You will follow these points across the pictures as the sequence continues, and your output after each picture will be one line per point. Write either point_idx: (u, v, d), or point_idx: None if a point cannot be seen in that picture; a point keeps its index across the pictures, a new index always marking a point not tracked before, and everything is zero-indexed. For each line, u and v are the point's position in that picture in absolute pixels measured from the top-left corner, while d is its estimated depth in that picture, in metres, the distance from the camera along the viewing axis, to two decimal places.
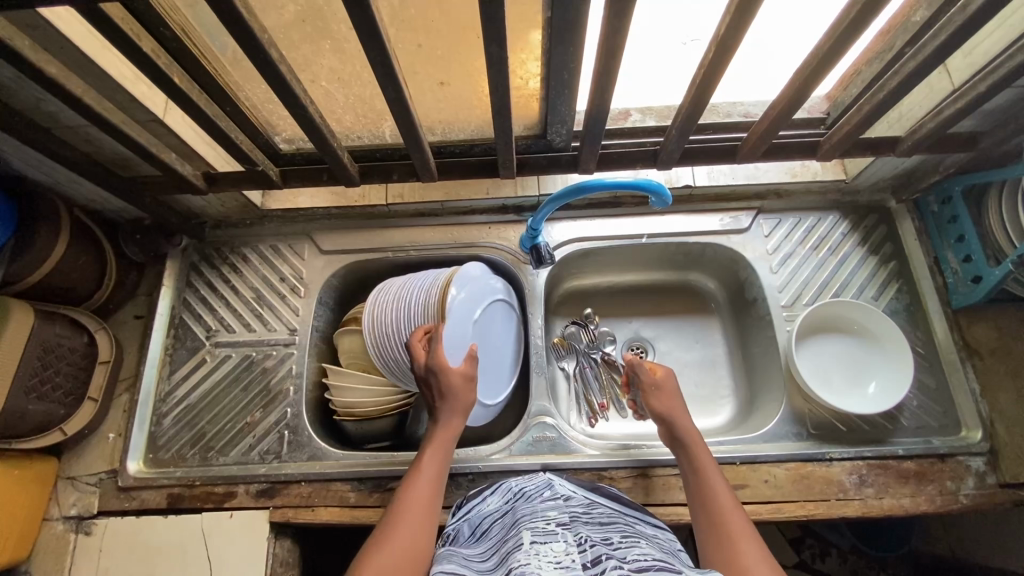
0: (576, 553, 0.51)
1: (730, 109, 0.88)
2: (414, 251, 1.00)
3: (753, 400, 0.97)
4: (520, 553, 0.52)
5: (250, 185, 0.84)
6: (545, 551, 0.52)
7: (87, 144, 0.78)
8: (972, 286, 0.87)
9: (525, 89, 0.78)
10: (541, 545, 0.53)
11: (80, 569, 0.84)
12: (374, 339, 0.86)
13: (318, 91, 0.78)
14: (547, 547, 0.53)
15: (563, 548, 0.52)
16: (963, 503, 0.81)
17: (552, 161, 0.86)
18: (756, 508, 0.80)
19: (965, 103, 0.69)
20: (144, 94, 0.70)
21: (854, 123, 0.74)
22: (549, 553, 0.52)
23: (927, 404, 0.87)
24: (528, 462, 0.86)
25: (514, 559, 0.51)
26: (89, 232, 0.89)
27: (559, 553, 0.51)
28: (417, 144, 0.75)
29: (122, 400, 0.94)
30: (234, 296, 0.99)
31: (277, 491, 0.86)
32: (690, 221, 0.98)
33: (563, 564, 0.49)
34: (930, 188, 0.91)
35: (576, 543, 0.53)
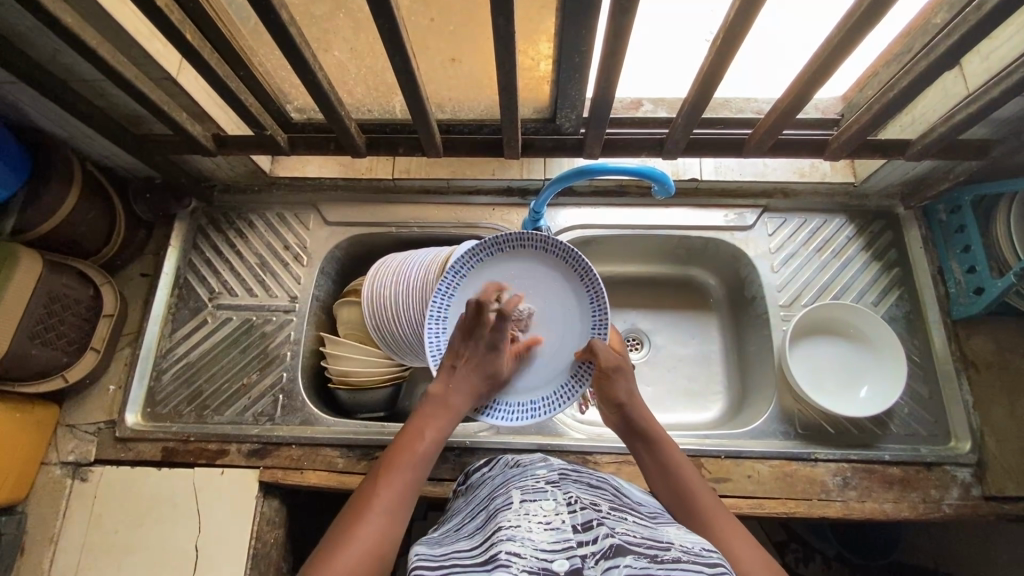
0: (567, 514, 0.49)
1: (743, 104, 0.88)
2: (417, 228, 1.00)
3: (745, 398, 0.98)
4: (509, 514, 0.50)
5: (258, 150, 0.85)
6: (534, 511, 0.50)
7: (102, 99, 0.79)
8: (973, 297, 0.86)
9: (536, 71, 0.77)
10: (530, 504, 0.51)
11: (74, 513, 0.87)
12: (372, 310, 0.87)
13: (329, 61, 0.78)
14: (537, 506, 0.51)
15: (552, 507, 0.50)
16: (945, 512, 0.80)
17: (559, 144, 0.85)
18: (737, 501, 0.81)
19: (979, 106, 0.68)
20: (158, 52, 0.71)
21: (863, 123, 0.74)
22: (537, 513, 0.50)
23: (919, 412, 0.87)
24: (514, 440, 0.87)
25: (503, 519, 0.49)
26: (100, 188, 0.90)
27: (548, 513, 0.49)
28: (423, 119, 0.76)
29: (124, 353, 0.96)
30: (239, 261, 1.01)
31: (268, 452, 0.88)
32: (694, 215, 0.97)
33: (553, 525, 0.47)
34: (939, 195, 0.90)
35: (566, 501, 0.51)
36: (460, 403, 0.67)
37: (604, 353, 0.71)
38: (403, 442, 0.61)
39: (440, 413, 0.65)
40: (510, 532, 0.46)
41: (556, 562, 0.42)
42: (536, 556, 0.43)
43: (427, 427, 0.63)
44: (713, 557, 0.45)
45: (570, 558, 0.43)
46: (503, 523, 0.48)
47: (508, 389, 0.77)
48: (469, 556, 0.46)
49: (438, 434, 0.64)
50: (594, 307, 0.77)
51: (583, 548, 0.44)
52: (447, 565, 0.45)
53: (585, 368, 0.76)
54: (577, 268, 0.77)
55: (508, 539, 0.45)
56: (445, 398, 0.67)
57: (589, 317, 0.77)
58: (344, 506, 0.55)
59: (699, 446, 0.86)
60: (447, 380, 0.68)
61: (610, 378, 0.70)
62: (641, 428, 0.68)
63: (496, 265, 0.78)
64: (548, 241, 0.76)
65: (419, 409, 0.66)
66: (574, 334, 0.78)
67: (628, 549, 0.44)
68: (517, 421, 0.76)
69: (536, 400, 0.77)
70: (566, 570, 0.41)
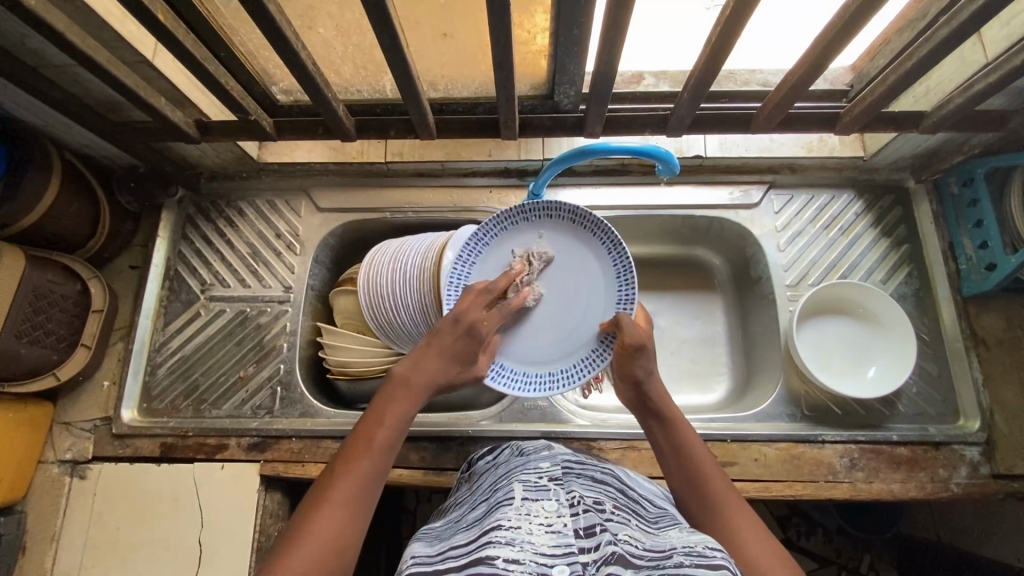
0: (568, 517, 0.47)
1: (748, 77, 0.85)
2: (413, 212, 0.97)
3: (749, 379, 0.96)
4: (509, 512, 0.49)
5: (244, 136, 0.81)
6: (536, 511, 0.49)
7: (77, 86, 0.75)
8: (986, 273, 0.84)
9: (532, 45, 0.73)
10: (532, 504, 0.50)
11: (74, 510, 0.86)
12: (369, 300, 0.84)
13: (314, 39, 0.74)
14: (538, 506, 0.49)
15: (554, 508, 0.49)
16: (953, 491, 0.80)
17: (557, 123, 0.82)
18: (744, 485, 0.80)
19: (1000, 75, 0.65)
20: (132, 34, 0.67)
21: (877, 94, 0.70)
22: (539, 513, 0.48)
23: (927, 391, 0.86)
24: (517, 428, 0.86)
25: (503, 517, 0.48)
26: (82, 178, 0.87)
27: (549, 514, 0.48)
28: (415, 100, 0.73)
29: (117, 348, 0.94)
30: (229, 251, 0.98)
31: (268, 446, 0.87)
32: (699, 193, 0.94)
33: (554, 528, 0.46)
34: (952, 168, 0.86)
35: (568, 502, 0.50)
36: (424, 385, 0.61)
37: (630, 328, 0.67)
38: (362, 432, 0.56)
39: (400, 398, 0.59)
40: (510, 534, 0.45)
41: (555, 569, 0.41)
42: (535, 561, 0.42)
43: (387, 413, 0.58)
44: (717, 556, 0.43)
45: (570, 565, 0.42)
46: (502, 522, 0.47)
47: (526, 359, 0.74)
48: (466, 553, 0.45)
49: (403, 420, 0.58)
50: (620, 283, 0.73)
51: (584, 556, 0.43)
52: (443, 563, 0.45)
53: (607, 345, 0.73)
54: (606, 241, 0.73)
55: (506, 542, 0.44)
56: (409, 381, 0.61)
57: (614, 293, 0.74)
58: (298, 507, 0.50)
59: (704, 430, 0.85)
60: (413, 363, 0.62)
61: (628, 356, 0.66)
62: (656, 407, 0.66)
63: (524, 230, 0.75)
64: (577, 212, 0.73)
65: (379, 394, 0.60)
66: (597, 309, 0.74)
67: (629, 559, 0.42)
68: (534, 391, 0.73)
69: (556, 371, 0.74)
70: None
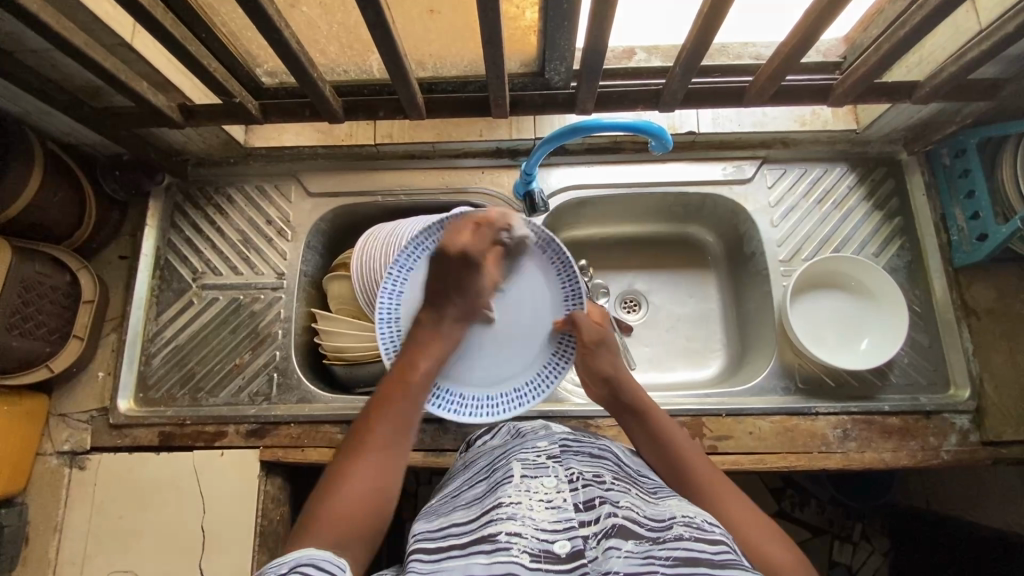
0: (568, 491, 0.48)
1: (741, 50, 0.84)
2: (404, 195, 0.96)
3: (743, 354, 0.97)
4: (509, 489, 0.49)
5: (229, 120, 0.80)
6: (535, 487, 0.49)
7: (54, 71, 0.73)
8: (977, 244, 0.84)
9: (521, 20, 0.72)
10: (531, 480, 0.50)
11: (75, 501, 0.86)
12: (363, 284, 0.84)
13: (298, 18, 0.72)
14: (538, 482, 0.50)
15: (554, 483, 0.49)
16: (943, 458, 0.82)
17: (548, 100, 0.81)
18: (739, 458, 0.82)
19: (994, 42, 0.64)
20: (108, 15, 0.65)
21: (871, 64, 0.70)
22: (538, 489, 0.49)
23: (917, 361, 0.87)
24: (515, 408, 0.87)
25: (503, 494, 0.48)
26: (65, 167, 0.85)
27: (549, 490, 0.49)
28: (404, 79, 0.71)
29: (110, 339, 0.93)
30: (220, 238, 0.97)
31: (267, 432, 0.87)
32: (693, 170, 0.94)
33: (554, 503, 0.47)
34: (943, 139, 0.86)
35: (567, 477, 0.50)
36: (450, 331, 0.67)
37: (587, 330, 0.69)
38: (395, 381, 0.62)
39: (430, 343, 0.65)
40: (511, 510, 0.46)
41: (557, 545, 0.43)
42: (537, 537, 0.43)
43: (418, 361, 0.64)
44: (716, 532, 0.44)
45: (571, 539, 0.43)
46: (502, 500, 0.48)
47: (484, 384, 0.73)
48: (467, 531, 0.46)
49: (432, 368, 0.64)
50: (564, 279, 0.72)
51: (585, 529, 0.44)
52: (446, 543, 0.45)
53: (568, 345, 0.74)
54: (539, 243, 0.71)
55: (508, 519, 0.45)
56: (437, 327, 0.66)
57: (560, 289, 0.73)
58: (341, 452, 0.57)
59: (700, 405, 0.86)
60: (431, 308, 0.67)
61: (592, 353, 0.69)
62: (632, 403, 0.66)
63: (442, 250, 0.71)
64: (507, 220, 0.69)
65: (407, 344, 0.66)
66: (546, 309, 0.73)
67: (631, 531, 0.44)
68: (504, 413, 0.73)
69: (521, 388, 0.73)
70: (569, 553, 0.42)
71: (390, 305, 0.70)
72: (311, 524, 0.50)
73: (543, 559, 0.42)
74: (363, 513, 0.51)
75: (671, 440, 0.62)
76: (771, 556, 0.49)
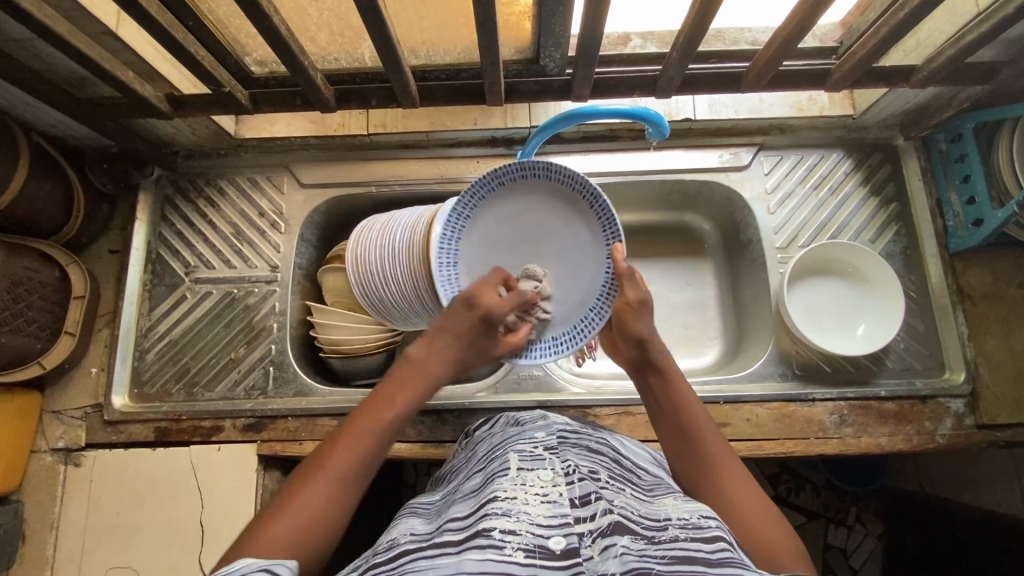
0: (564, 486, 0.48)
1: (737, 36, 0.83)
2: (398, 186, 0.95)
3: (741, 342, 0.97)
4: (505, 482, 0.49)
5: (219, 110, 0.78)
6: (532, 480, 0.49)
7: (37, 61, 0.71)
8: (972, 229, 0.84)
9: (515, 6, 0.71)
10: (527, 473, 0.50)
11: (71, 498, 0.85)
12: (358, 275, 0.82)
13: (288, 4, 0.71)
14: (534, 476, 0.50)
15: (550, 477, 0.49)
16: (939, 442, 0.82)
17: (544, 87, 0.79)
18: (737, 445, 0.82)
19: (992, 25, 0.64)
20: (92, 3, 0.64)
21: (869, 49, 0.69)
22: (535, 483, 0.49)
23: (913, 346, 0.88)
24: (513, 398, 0.87)
25: (499, 488, 0.48)
26: (52, 160, 0.83)
27: (545, 484, 0.48)
28: (396, 67, 0.70)
29: (102, 335, 0.92)
30: (212, 231, 0.95)
31: (264, 426, 0.87)
32: (689, 157, 0.93)
33: (550, 498, 0.47)
34: (939, 125, 0.86)
35: (563, 471, 0.50)
36: (434, 371, 0.63)
37: (629, 285, 0.69)
38: (374, 406, 0.58)
39: (412, 379, 0.62)
40: (505, 506, 0.45)
41: (552, 540, 0.42)
42: (532, 532, 0.43)
43: (399, 394, 0.60)
44: (712, 526, 0.45)
45: (566, 536, 0.42)
46: (498, 493, 0.47)
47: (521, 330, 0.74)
48: (462, 527, 0.45)
49: (412, 403, 0.61)
50: (604, 227, 0.73)
51: (581, 526, 0.43)
52: (439, 538, 0.45)
53: (604, 304, 0.73)
54: (585, 195, 0.73)
55: (502, 514, 0.44)
56: (423, 367, 0.63)
57: (600, 239, 0.74)
58: (293, 473, 0.53)
59: (697, 393, 0.86)
60: (425, 344, 0.65)
61: (636, 312, 0.68)
62: (658, 366, 0.66)
63: (515, 199, 0.74)
64: (553, 168, 0.72)
65: (391, 376, 0.62)
66: (588, 265, 0.74)
67: (627, 527, 0.44)
68: (540, 360, 0.73)
69: (559, 338, 0.74)
70: (563, 550, 0.41)
71: (449, 250, 0.71)
72: (242, 547, 0.47)
73: (538, 554, 0.41)
74: (302, 544, 0.48)
75: (688, 408, 0.62)
76: (764, 537, 0.50)
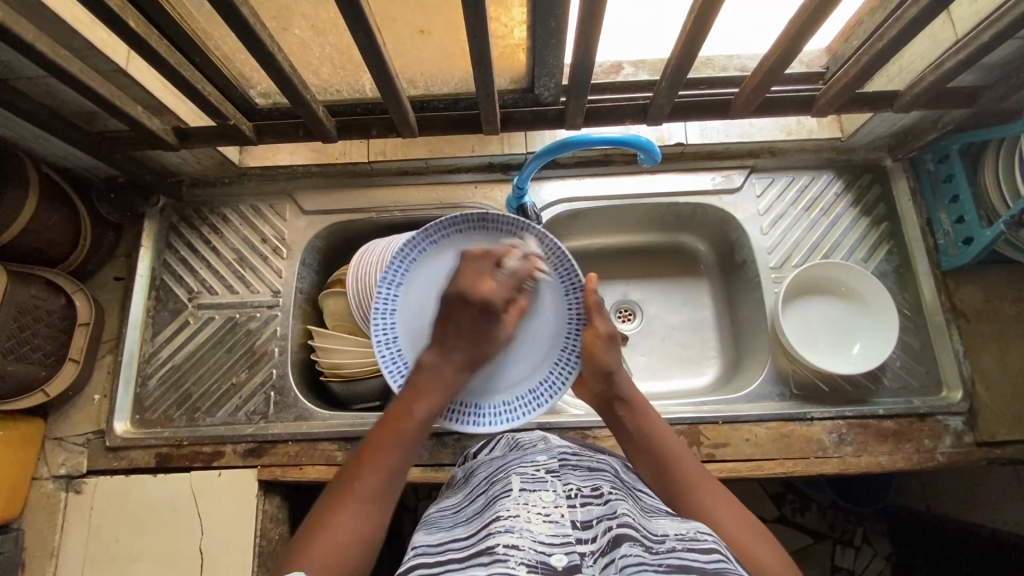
0: (566, 507, 0.49)
1: (726, 62, 0.86)
2: (398, 211, 0.97)
3: (739, 362, 0.98)
4: (507, 502, 0.49)
5: (223, 142, 0.81)
6: (534, 500, 0.50)
7: (48, 97, 0.74)
8: (963, 248, 0.85)
9: (510, 39, 0.74)
10: (530, 493, 0.51)
11: (71, 526, 0.85)
12: (358, 300, 0.84)
13: (291, 41, 0.74)
14: (536, 496, 0.50)
15: (551, 497, 0.50)
16: (939, 460, 0.82)
17: (538, 116, 0.82)
18: (736, 465, 0.82)
19: (969, 52, 0.66)
20: (104, 42, 0.67)
21: (852, 74, 0.71)
22: (537, 503, 0.49)
23: (910, 364, 0.88)
24: (513, 421, 0.87)
25: (501, 507, 0.49)
26: (61, 191, 0.86)
27: (547, 505, 0.49)
28: (395, 99, 0.72)
29: (106, 361, 0.93)
30: (216, 258, 0.97)
31: (265, 451, 0.87)
32: (683, 180, 0.95)
33: (552, 518, 0.47)
34: (926, 146, 0.88)
35: (565, 493, 0.51)
36: (448, 377, 0.63)
37: (599, 317, 0.70)
38: (392, 422, 0.60)
39: (429, 389, 0.62)
40: (508, 524, 0.46)
41: (554, 557, 0.43)
42: (534, 548, 0.43)
43: (416, 406, 0.61)
44: (708, 540, 0.45)
45: (568, 554, 0.43)
46: (501, 512, 0.48)
47: (484, 391, 0.71)
48: (465, 546, 0.46)
49: (433, 409, 0.62)
50: (561, 275, 0.71)
51: (583, 545, 0.44)
52: (444, 556, 0.46)
53: (573, 342, 0.71)
54: (484, 229, 0.71)
55: (505, 531, 0.45)
56: (437, 372, 0.63)
57: (558, 286, 0.71)
58: (329, 489, 0.56)
59: (696, 413, 0.86)
60: (437, 352, 0.64)
61: (602, 344, 0.68)
62: (623, 398, 0.66)
63: (446, 257, 0.71)
64: (484, 218, 0.70)
65: (408, 386, 0.63)
66: (549, 313, 0.72)
67: (630, 536, 0.44)
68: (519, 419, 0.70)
69: (534, 390, 0.72)
70: (565, 566, 0.42)
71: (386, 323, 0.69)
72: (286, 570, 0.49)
73: (541, 569, 0.42)
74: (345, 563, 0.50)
75: (657, 439, 0.63)
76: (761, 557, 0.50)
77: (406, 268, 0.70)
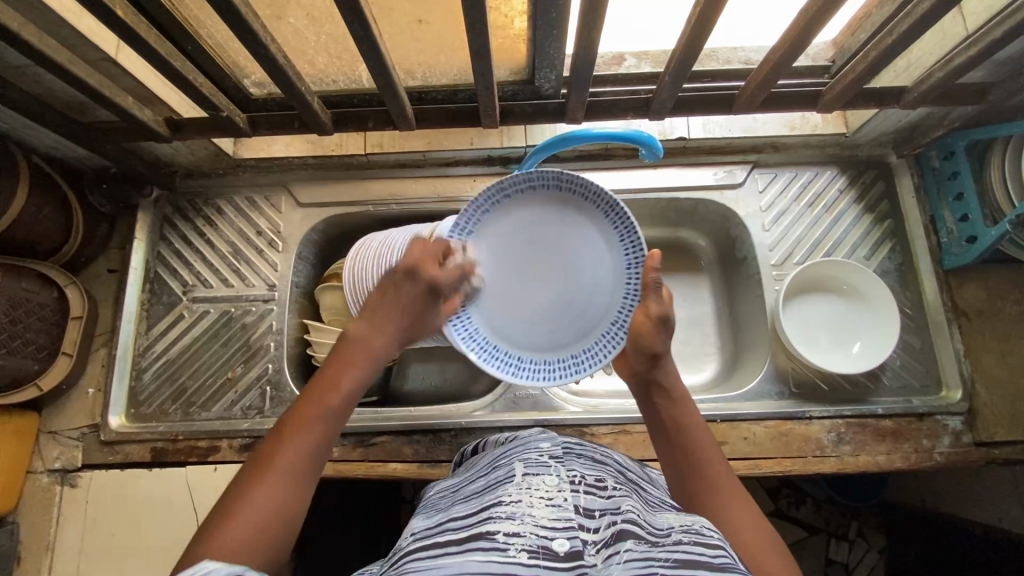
0: (569, 492, 0.48)
1: (730, 55, 0.84)
2: (395, 205, 0.96)
3: (738, 359, 0.98)
4: (510, 487, 0.48)
5: (217, 133, 0.79)
6: (537, 485, 0.49)
7: (37, 87, 0.72)
8: (966, 246, 0.85)
9: (510, 29, 0.72)
10: (533, 478, 0.50)
11: (66, 519, 0.85)
12: (355, 295, 0.83)
13: (285, 29, 0.72)
14: (539, 480, 0.49)
15: (555, 482, 0.49)
16: (937, 459, 0.82)
17: (539, 109, 0.81)
18: (734, 463, 0.82)
19: (979, 49, 0.65)
20: (93, 31, 0.65)
21: (859, 71, 0.70)
22: (539, 487, 0.48)
23: (910, 363, 0.88)
24: (511, 418, 0.87)
25: (504, 493, 0.48)
26: (52, 182, 0.84)
27: (550, 488, 0.48)
28: (392, 91, 0.70)
29: (100, 354, 0.92)
30: (210, 250, 0.96)
31: (260, 446, 0.87)
32: (684, 175, 0.94)
33: (554, 502, 0.46)
34: (933, 142, 0.86)
35: (568, 479, 0.50)
36: (379, 345, 0.63)
37: (654, 297, 0.65)
38: (315, 394, 0.56)
39: (359, 356, 0.61)
40: (511, 509, 0.45)
41: (555, 542, 0.42)
42: (536, 534, 0.43)
43: (342, 377, 0.58)
44: (714, 536, 0.44)
45: (570, 539, 0.42)
46: (503, 497, 0.47)
47: (532, 344, 0.72)
48: (465, 527, 0.45)
49: (358, 382, 0.59)
50: (625, 241, 0.69)
51: (586, 533, 0.43)
52: (443, 535, 0.45)
53: (626, 314, 0.69)
54: (592, 201, 0.69)
55: (508, 515, 0.44)
56: (367, 343, 0.62)
57: (622, 253, 0.70)
58: (244, 466, 0.52)
59: None
60: (366, 323, 0.63)
61: (652, 326, 0.64)
62: (665, 385, 0.65)
63: (525, 212, 0.71)
64: (564, 178, 0.68)
65: (330, 360, 0.61)
66: (606, 274, 0.71)
67: (636, 535, 0.43)
68: (560, 380, 0.70)
69: (578, 355, 0.71)
70: (566, 552, 0.41)
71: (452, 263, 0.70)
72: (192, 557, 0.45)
73: (541, 555, 0.41)
74: (254, 542, 0.46)
75: (688, 431, 0.61)
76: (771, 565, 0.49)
77: (489, 216, 0.71)
